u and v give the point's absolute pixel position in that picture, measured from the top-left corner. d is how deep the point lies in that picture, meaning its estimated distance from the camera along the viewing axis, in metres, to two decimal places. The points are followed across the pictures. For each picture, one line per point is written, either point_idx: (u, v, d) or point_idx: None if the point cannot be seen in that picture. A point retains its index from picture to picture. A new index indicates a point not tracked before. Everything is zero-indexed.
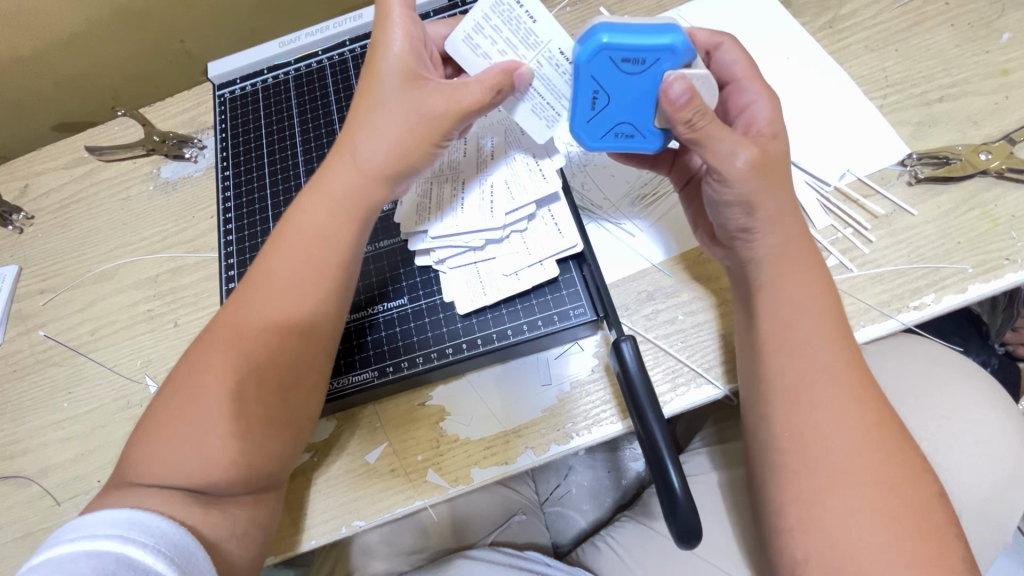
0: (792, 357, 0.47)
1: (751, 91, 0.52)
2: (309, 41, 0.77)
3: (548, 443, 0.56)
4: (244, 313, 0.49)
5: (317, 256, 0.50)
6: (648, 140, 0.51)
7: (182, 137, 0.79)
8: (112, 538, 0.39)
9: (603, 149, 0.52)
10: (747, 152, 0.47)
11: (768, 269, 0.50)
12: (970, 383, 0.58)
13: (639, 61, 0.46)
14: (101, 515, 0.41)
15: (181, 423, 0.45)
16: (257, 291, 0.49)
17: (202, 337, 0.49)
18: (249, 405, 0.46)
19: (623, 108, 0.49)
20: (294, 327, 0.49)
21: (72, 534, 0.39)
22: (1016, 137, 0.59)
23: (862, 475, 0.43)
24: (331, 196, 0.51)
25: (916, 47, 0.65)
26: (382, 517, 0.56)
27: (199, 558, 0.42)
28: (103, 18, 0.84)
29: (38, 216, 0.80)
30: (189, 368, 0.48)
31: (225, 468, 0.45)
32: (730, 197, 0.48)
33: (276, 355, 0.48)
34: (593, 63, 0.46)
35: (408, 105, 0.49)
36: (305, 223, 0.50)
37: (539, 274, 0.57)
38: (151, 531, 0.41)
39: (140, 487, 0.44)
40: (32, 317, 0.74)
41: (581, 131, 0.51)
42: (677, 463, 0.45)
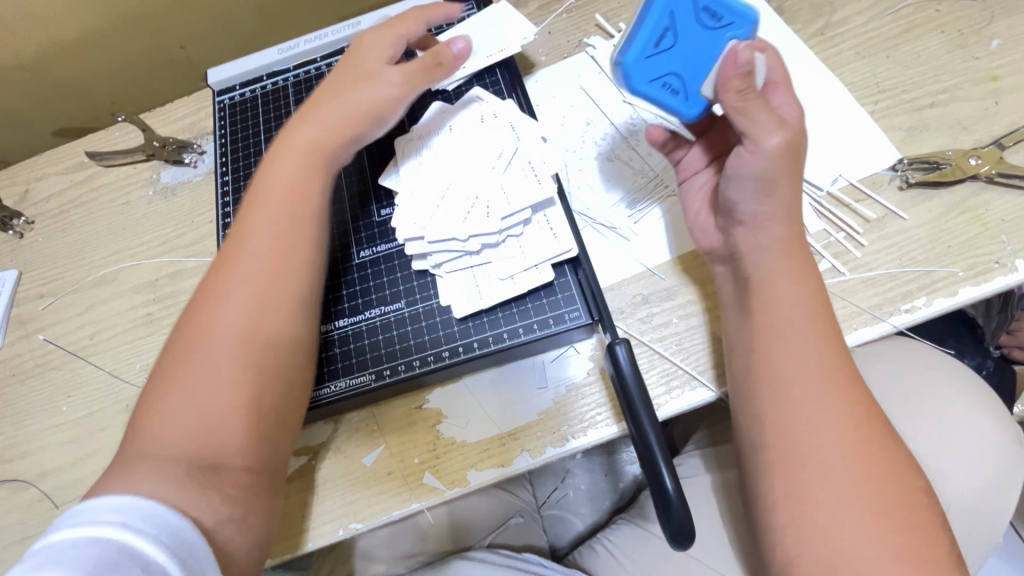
0: (791, 352, 0.47)
1: (783, 95, 0.51)
2: (308, 47, 0.78)
3: (544, 445, 0.57)
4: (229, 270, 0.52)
5: (289, 203, 0.55)
6: (688, 102, 0.53)
7: (182, 142, 0.80)
8: (112, 526, 0.38)
9: (647, 95, 0.54)
10: (786, 133, 0.47)
11: (768, 260, 0.50)
12: (962, 385, 0.59)
13: (717, 17, 0.51)
14: (103, 501, 0.40)
15: (178, 375, 0.47)
16: (234, 247, 0.53)
17: (192, 302, 0.52)
18: (239, 341, 0.49)
19: (681, 58, 0.52)
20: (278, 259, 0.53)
21: (75, 519, 0.39)
22: (1006, 142, 0.60)
23: (852, 475, 0.44)
24: (299, 151, 0.57)
25: (907, 53, 0.66)
26: (379, 519, 0.57)
27: (198, 548, 0.41)
28: (103, 25, 0.85)
29: (38, 221, 0.81)
30: (182, 326, 0.50)
31: (220, 408, 0.46)
32: (754, 170, 0.49)
33: (263, 287, 0.51)
34: (675, 1, 0.51)
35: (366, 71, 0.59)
36: (274, 181, 0.56)
37: (535, 278, 0.58)
38: (151, 520, 0.40)
39: (142, 465, 0.44)
40: (32, 321, 0.75)
41: (633, 65, 0.52)
42: (670, 465, 0.45)
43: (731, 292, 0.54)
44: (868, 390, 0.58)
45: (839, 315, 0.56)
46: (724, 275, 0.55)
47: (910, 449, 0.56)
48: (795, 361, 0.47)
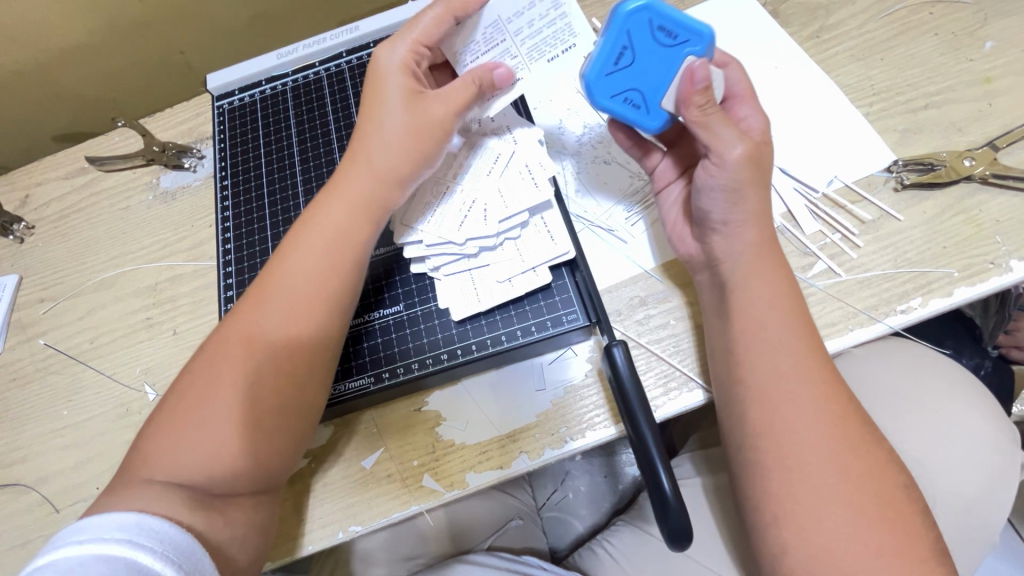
0: (765, 355, 0.48)
1: (747, 108, 0.55)
2: (307, 52, 0.78)
3: (543, 447, 0.57)
4: (261, 313, 0.51)
5: (326, 256, 0.53)
6: (649, 116, 0.55)
7: (182, 147, 0.80)
8: (120, 543, 0.39)
9: (609, 110, 0.55)
10: (746, 146, 0.49)
11: (743, 267, 0.51)
12: (958, 385, 0.59)
13: (673, 35, 0.51)
14: (108, 517, 0.41)
15: (199, 409, 0.48)
16: (269, 292, 0.52)
17: (222, 329, 0.52)
18: (252, 392, 0.49)
19: (640, 77, 0.53)
20: (313, 318, 0.52)
21: (80, 536, 0.39)
22: (1000, 143, 0.60)
23: (846, 474, 0.44)
24: (345, 201, 0.54)
25: (902, 55, 0.67)
26: (378, 521, 0.57)
27: (204, 564, 0.42)
28: (103, 30, 0.85)
29: (39, 226, 0.81)
30: (210, 361, 0.50)
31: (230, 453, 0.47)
32: (719, 182, 0.51)
33: (293, 344, 0.51)
34: (632, 19, 0.51)
35: (411, 112, 0.53)
36: (317, 228, 0.54)
37: (533, 280, 0.58)
38: (157, 537, 0.41)
39: (146, 484, 0.45)
40: (33, 326, 0.75)
41: (594, 84, 0.53)
42: (668, 466, 0.46)
43: (711, 296, 0.54)
44: (864, 391, 0.59)
45: (835, 317, 0.57)
46: (704, 282, 0.55)
47: (905, 448, 0.56)
48: (768, 366, 0.47)
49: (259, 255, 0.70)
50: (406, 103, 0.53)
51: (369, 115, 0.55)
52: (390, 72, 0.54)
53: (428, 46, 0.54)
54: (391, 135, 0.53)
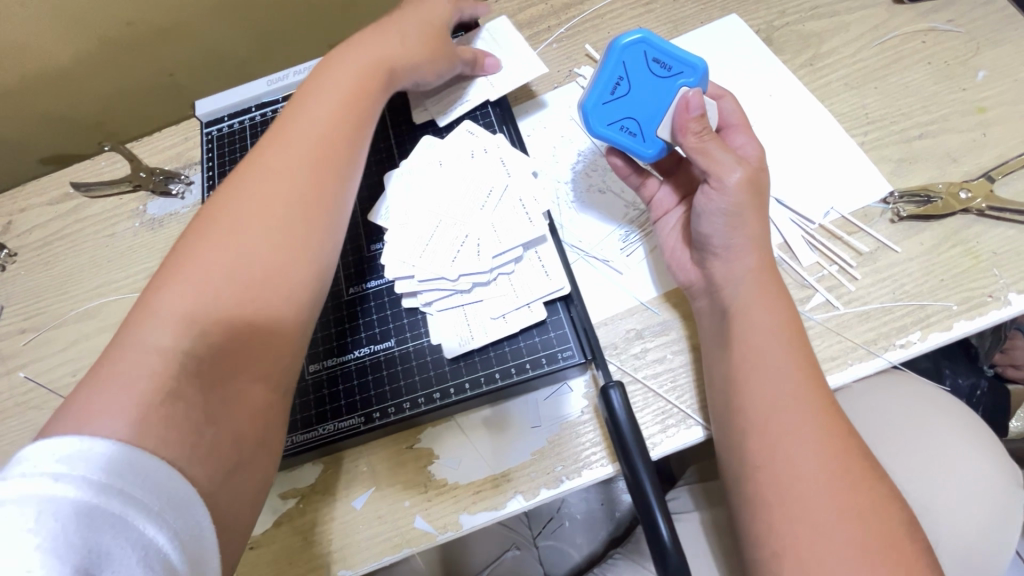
0: (766, 392, 0.47)
1: (742, 136, 0.56)
2: (297, 78, 0.77)
3: (538, 487, 0.55)
4: (268, 201, 0.47)
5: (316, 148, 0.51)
6: (646, 144, 0.55)
7: (169, 173, 0.79)
8: (106, 493, 0.30)
9: (604, 137, 0.55)
10: (744, 170, 0.50)
11: (746, 294, 0.50)
12: (960, 420, 0.58)
13: (666, 67, 0.53)
14: (89, 450, 0.31)
15: (171, 295, 0.41)
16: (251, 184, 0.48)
17: (189, 232, 0.46)
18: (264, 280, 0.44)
19: (637, 106, 0.54)
20: (307, 201, 0.49)
21: (57, 467, 0.30)
22: (995, 174, 0.60)
23: (850, 521, 0.42)
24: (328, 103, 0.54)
25: (895, 84, 0.67)
26: (368, 565, 0.55)
27: (201, 527, 0.34)
28: (90, 54, 0.84)
29: (21, 253, 0.79)
30: (178, 255, 0.44)
31: (221, 335, 0.41)
32: (720, 207, 0.51)
33: (280, 223, 0.47)
34: (628, 51, 0.53)
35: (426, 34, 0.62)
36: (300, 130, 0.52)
37: (527, 317, 0.57)
38: (151, 488, 0.32)
39: (123, 374, 0.36)
40: (12, 358, 0.73)
41: (592, 111, 0.54)
42: (666, 514, 0.45)
43: (709, 326, 0.53)
44: (865, 426, 0.58)
45: (834, 351, 0.56)
46: (703, 308, 0.55)
47: (905, 485, 0.55)
48: (769, 400, 0.46)
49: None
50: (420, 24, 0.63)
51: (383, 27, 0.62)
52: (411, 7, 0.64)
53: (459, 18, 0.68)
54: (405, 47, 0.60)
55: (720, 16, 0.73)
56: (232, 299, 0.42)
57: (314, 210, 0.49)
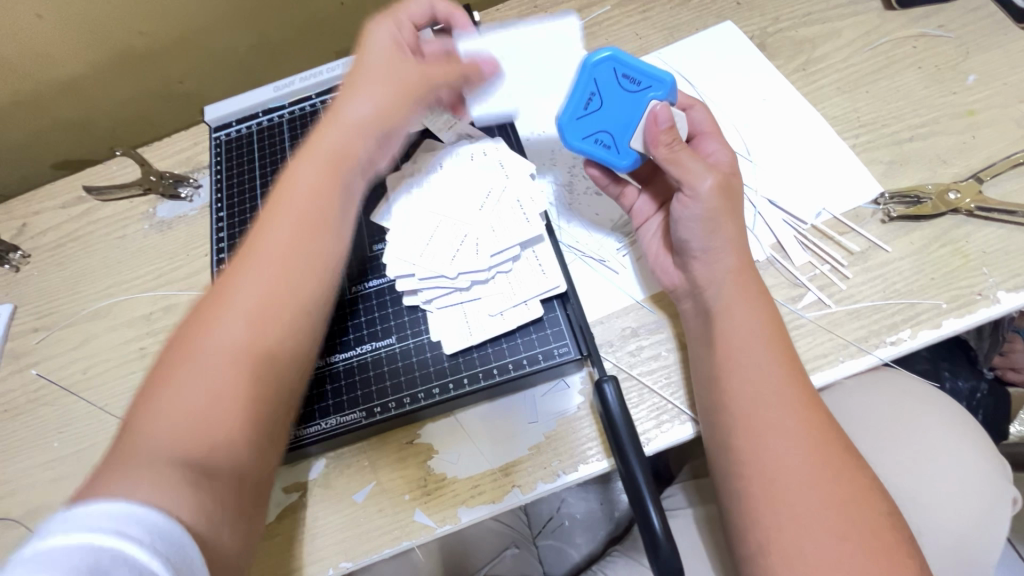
0: (755, 386, 0.48)
1: (714, 144, 0.57)
2: (302, 85, 0.79)
3: (535, 481, 0.57)
4: (245, 285, 0.47)
5: (312, 203, 0.51)
6: (621, 156, 0.56)
7: (179, 176, 0.81)
8: (109, 534, 0.31)
9: (581, 150, 0.57)
10: (714, 178, 0.52)
11: (726, 295, 0.52)
12: (950, 416, 0.59)
13: (636, 82, 0.54)
14: (96, 506, 0.32)
15: (160, 408, 0.41)
16: (253, 247, 0.49)
17: (175, 336, 0.45)
18: (246, 364, 0.44)
19: (609, 120, 0.56)
20: (288, 284, 0.48)
21: (62, 528, 0.31)
22: (984, 175, 0.61)
23: (837, 513, 0.43)
24: (321, 154, 0.53)
25: (886, 88, 0.68)
26: (369, 557, 0.57)
27: (195, 562, 0.34)
28: (103, 62, 0.86)
29: (34, 255, 0.81)
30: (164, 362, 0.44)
31: (215, 432, 0.41)
32: (694, 214, 0.52)
33: (263, 312, 0.46)
34: (597, 69, 0.54)
35: (394, 72, 0.57)
36: (296, 184, 0.52)
37: (524, 313, 0.58)
38: (150, 530, 0.33)
39: (118, 480, 0.36)
40: (26, 356, 0.75)
41: (567, 126, 0.56)
42: (658, 504, 0.46)
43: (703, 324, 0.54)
44: (857, 422, 0.59)
45: (825, 348, 0.57)
46: (687, 309, 0.56)
47: (897, 481, 0.56)
48: (758, 394, 0.48)
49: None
50: (388, 61, 0.57)
51: (354, 79, 0.57)
52: (374, 41, 0.59)
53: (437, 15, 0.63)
54: (372, 91, 0.56)
55: (715, 23, 0.75)
56: (222, 395, 0.42)
57: (294, 289, 0.48)
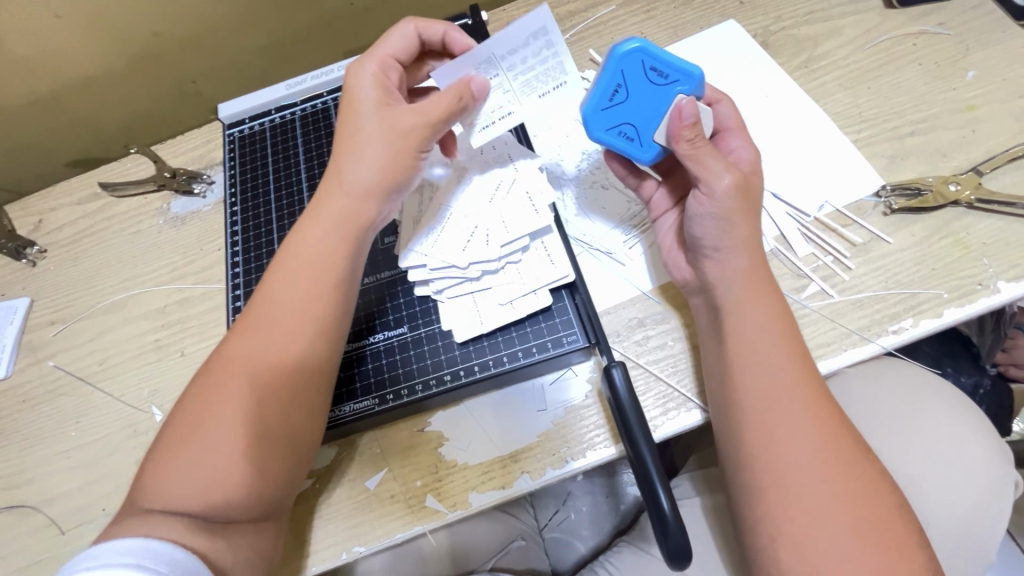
0: (761, 371, 0.49)
1: (737, 140, 0.58)
2: (314, 83, 0.81)
3: (544, 467, 0.58)
4: (250, 349, 0.53)
5: (316, 278, 0.55)
6: (643, 149, 0.57)
7: (193, 173, 0.83)
8: (129, 566, 0.41)
9: (603, 141, 0.58)
10: (733, 175, 0.52)
11: (736, 291, 0.52)
12: (951, 404, 0.61)
13: (664, 75, 0.54)
14: (116, 545, 0.42)
15: (182, 454, 0.49)
16: (261, 316, 0.54)
17: (197, 382, 0.53)
18: (248, 423, 0.50)
19: (633, 112, 0.56)
20: (285, 349, 0.53)
21: (89, 563, 0.40)
22: (984, 169, 0.62)
23: (840, 493, 0.45)
24: (327, 223, 0.56)
25: (887, 84, 0.69)
26: (381, 542, 0.58)
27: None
28: (118, 61, 0.88)
29: (50, 250, 0.83)
30: (187, 412, 0.51)
31: (219, 486, 0.48)
32: (709, 211, 0.53)
33: (262, 373, 0.52)
34: (626, 61, 0.54)
35: (387, 127, 0.55)
36: (303, 254, 0.55)
37: (533, 303, 0.60)
38: (164, 559, 0.43)
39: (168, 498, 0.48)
40: (43, 348, 0.76)
41: (591, 117, 0.56)
42: (666, 486, 0.47)
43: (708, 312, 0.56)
44: (860, 411, 0.60)
45: (829, 337, 0.58)
46: (698, 305, 0.57)
47: (900, 468, 0.57)
48: (763, 379, 0.49)
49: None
50: (381, 114, 0.56)
51: (349, 129, 0.57)
52: (362, 86, 0.57)
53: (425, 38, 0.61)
54: (369, 151, 0.55)
55: (719, 21, 0.77)
56: (231, 448, 0.49)
57: (292, 355, 0.53)
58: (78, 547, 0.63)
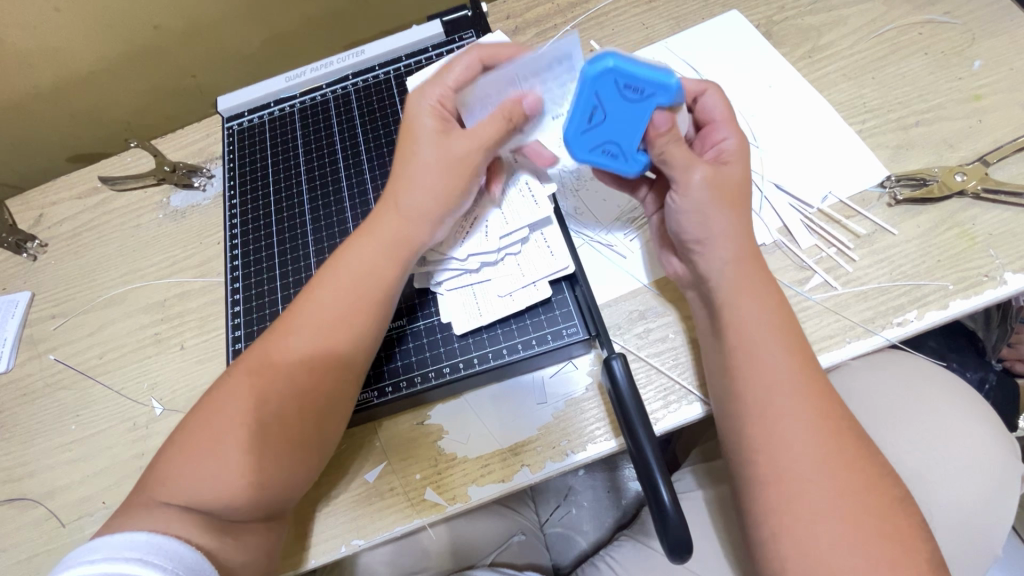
0: (764, 363, 0.48)
1: (724, 132, 0.55)
2: (314, 75, 0.81)
3: (544, 460, 0.57)
4: (285, 356, 0.52)
5: (359, 293, 0.54)
6: (629, 164, 0.53)
7: (192, 166, 0.82)
8: (131, 561, 0.41)
9: (587, 162, 0.54)
10: (703, 170, 0.51)
11: (729, 282, 0.51)
12: (956, 397, 0.60)
13: (639, 90, 0.49)
14: (120, 538, 0.43)
15: (204, 458, 0.48)
16: (301, 324, 0.53)
17: (226, 381, 0.52)
18: (277, 435, 0.50)
19: (615, 130, 0.52)
20: (321, 367, 0.52)
21: (92, 556, 0.41)
22: (991, 159, 0.62)
23: (843, 486, 0.44)
24: (377, 240, 0.55)
25: (892, 74, 0.69)
26: (380, 535, 0.57)
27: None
28: (118, 55, 0.88)
29: (51, 244, 0.83)
30: (213, 408, 0.50)
31: (236, 494, 0.48)
32: (682, 208, 0.53)
33: (298, 391, 0.51)
34: (598, 82, 0.49)
35: (441, 151, 0.54)
36: (349, 267, 0.55)
37: (533, 295, 0.60)
38: (166, 554, 0.43)
39: (180, 493, 0.47)
40: (44, 342, 0.77)
41: (573, 140, 0.52)
42: (667, 478, 0.46)
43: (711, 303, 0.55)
44: (863, 404, 0.59)
45: (832, 329, 0.57)
46: (694, 298, 0.57)
47: (904, 461, 0.57)
48: (760, 370, 0.48)
49: (267, 283, 0.71)
50: (435, 137, 0.55)
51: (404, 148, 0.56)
52: (422, 109, 0.56)
53: (489, 67, 0.57)
54: (423, 172, 0.54)
55: (721, 12, 0.76)
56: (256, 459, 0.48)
57: (328, 374, 0.52)
58: (79, 540, 0.63)
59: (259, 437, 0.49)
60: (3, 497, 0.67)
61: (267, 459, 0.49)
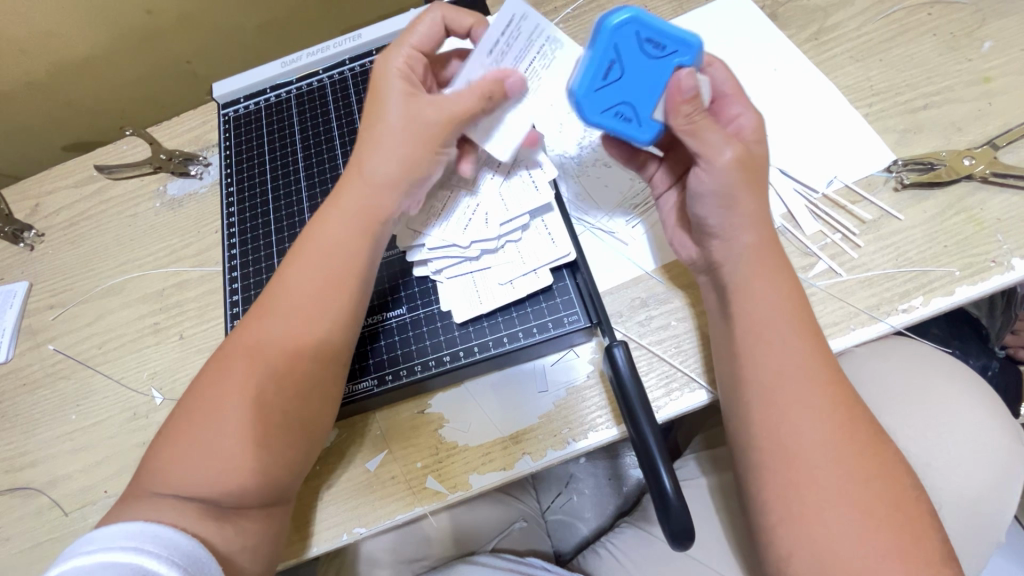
0: (771, 351, 0.48)
1: (738, 105, 0.54)
2: (310, 60, 0.79)
3: (545, 448, 0.57)
4: (263, 337, 0.51)
5: (335, 269, 0.53)
6: (642, 129, 0.52)
7: (188, 155, 0.81)
8: (128, 550, 0.41)
9: (599, 125, 0.52)
10: (735, 149, 0.49)
11: (741, 270, 0.51)
12: (961, 385, 0.59)
13: (661, 46, 0.49)
14: (116, 528, 0.42)
15: (189, 444, 0.48)
16: (277, 305, 0.52)
17: (210, 365, 0.52)
18: (253, 416, 0.49)
19: (630, 88, 0.51)
20: (299, 347, 0.51)
21: (89, 546, 0.41)
22: (1000, 142, 0.60)
23: (849, 475, 0.44)
24: (350, 217, 0.54)
25: (900, 56, 0.67)
26: (382, 524, 0.57)
27: (210, 568, 0.43)
28: (111, 40, 0.86)
29: (48, 234, 0.82)
30: (198, 396, 0.50)
31: (223, 481, 0.47)
32: (709, 187, 0.50)
33: (275, 370, 0.50)
34: (618, 34, 0.49)
35: (411, 120, 0.52)
36: (321, 241, 0.54)
37: (534, 282, 0.59)
38: (164, 543, 0.42)
39: (170, 477, 0.47)
40: (42, 332, 0.76)
41: (584, 98, 0.51)
42: (670, 467, 0.46)
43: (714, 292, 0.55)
44: (867, 391, 0.59)
45: (836, 316, 0.57)
46: (708, 291, 0.55)
47: (907, 447, 0.57)
48: (768, 359, 0.47)
49: (264, 273, 0.70)
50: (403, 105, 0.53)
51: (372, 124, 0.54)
52: (385, 78, 0.54)
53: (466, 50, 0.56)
54: (396, 146, 0.53)
55: None
56: (236, 442, 0.48)
57: (308, 355, 0.51)
58: (82, 529, 0.63)
59: (247, 423, 0.48)
60: (5, 486, 0.68)
61: (263, 444, 0.49)
